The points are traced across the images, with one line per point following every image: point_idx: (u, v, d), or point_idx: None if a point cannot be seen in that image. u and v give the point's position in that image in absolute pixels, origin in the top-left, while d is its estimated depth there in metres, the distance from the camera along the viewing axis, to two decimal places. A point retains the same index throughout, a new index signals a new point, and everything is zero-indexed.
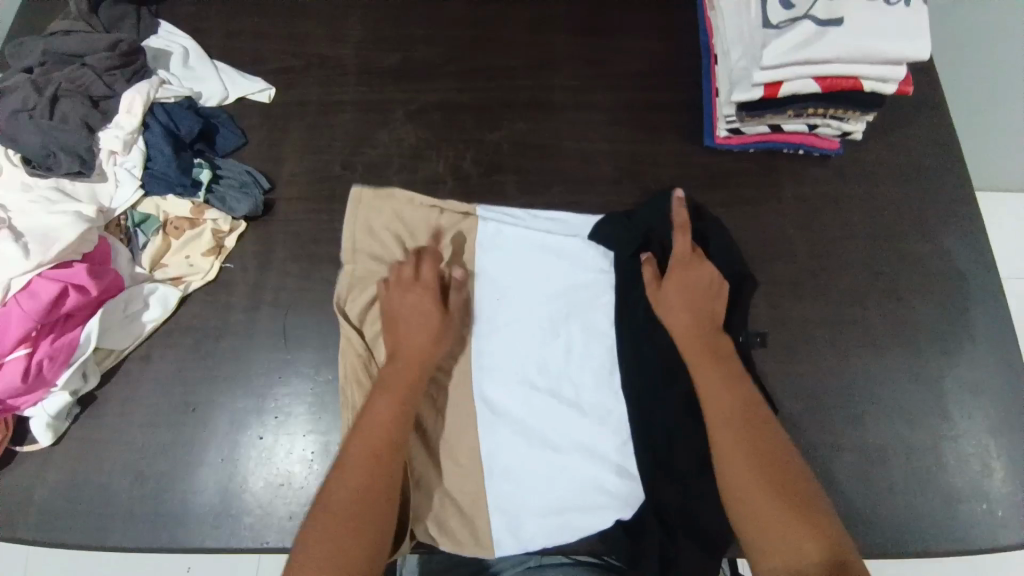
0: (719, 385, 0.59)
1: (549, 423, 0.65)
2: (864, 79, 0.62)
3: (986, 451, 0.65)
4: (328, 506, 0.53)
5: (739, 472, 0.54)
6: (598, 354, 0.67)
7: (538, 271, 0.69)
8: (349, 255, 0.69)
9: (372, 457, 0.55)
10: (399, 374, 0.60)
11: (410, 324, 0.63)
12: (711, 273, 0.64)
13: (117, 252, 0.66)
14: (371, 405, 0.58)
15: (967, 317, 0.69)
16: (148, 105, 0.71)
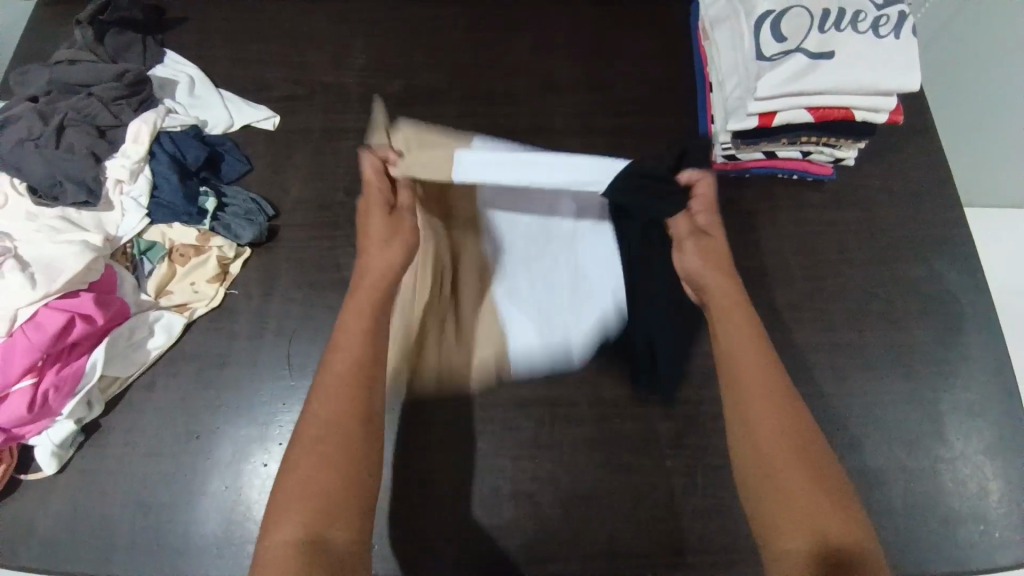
0: (748, 357, 0.56)
1: (554, 303, 0.71)
2: (855, 110, 0.64)
3: (983, 472, 0.65)
4: (300, 437, 0.51)
5: (760, 433, 0.52)
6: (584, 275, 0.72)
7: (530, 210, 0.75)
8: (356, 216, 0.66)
9: (345, 379, 0.53)
10: (365, 294, 0.59)
11: (371, 240, 0.62)
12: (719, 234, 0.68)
13: (123, 280, 0.67)
14: (340, 333, 0.56)
15: (961, 340, 0.70)
16: (154, 135, 0.72)
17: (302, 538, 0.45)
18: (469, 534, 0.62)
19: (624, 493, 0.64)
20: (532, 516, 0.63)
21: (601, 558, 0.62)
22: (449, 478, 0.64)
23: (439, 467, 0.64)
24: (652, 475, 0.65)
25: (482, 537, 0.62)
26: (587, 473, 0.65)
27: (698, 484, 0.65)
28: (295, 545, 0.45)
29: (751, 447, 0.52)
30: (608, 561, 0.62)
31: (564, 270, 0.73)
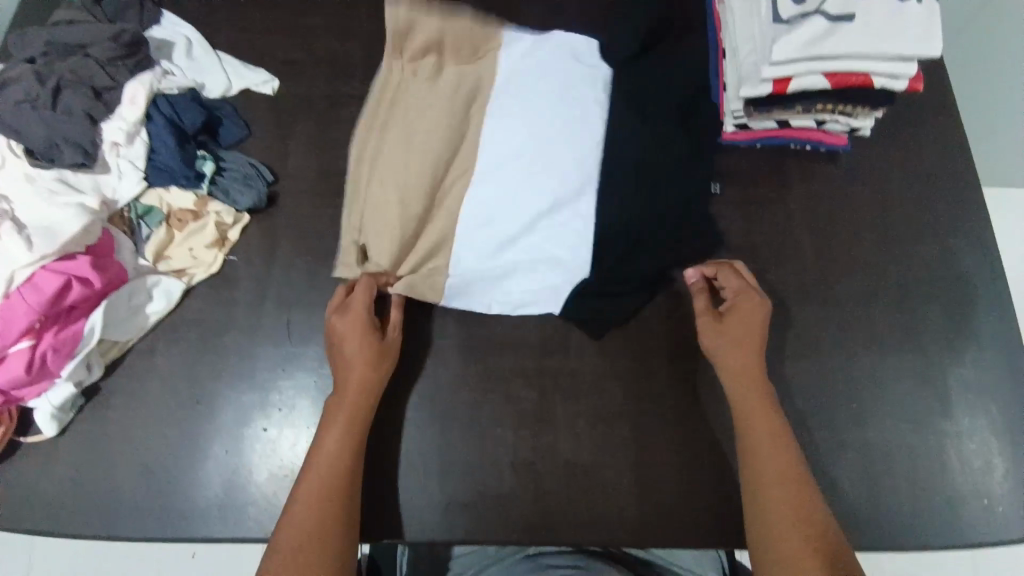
0: (754, 412, 0.60)
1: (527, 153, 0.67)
2: (875, 75, 0.61)
3: (989, 450, 0.65)
4: (288, 526, 0.54)
5: (763, 483, 0.57)
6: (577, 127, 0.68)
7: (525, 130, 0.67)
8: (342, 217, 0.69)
9: (323, 489, 0.56)
10: (344, 406, 0.60)
11: (346, 355, 0.61)
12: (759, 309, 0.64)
13: (120, 244, 0.66)
14: (321, 439, 0.58)
15: (971, 317, 0.69)
16: (152, 97, 0.70)
17: None
18: (468, 501, 0.63)
19: (626, 465, 0.64)
20: (530, 486, 0.63)
21: (601, 528, 0.62)
22: (447, 447, 0.64)
23: (438, 438, 0.64)
24: (652, 448, 0.65)
25: (478, 505, 0.63)
26: (586, 447, 0.64)
27: (698, 457, 0.64)
28: None
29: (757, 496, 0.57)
30: (606, 531, 0.62)
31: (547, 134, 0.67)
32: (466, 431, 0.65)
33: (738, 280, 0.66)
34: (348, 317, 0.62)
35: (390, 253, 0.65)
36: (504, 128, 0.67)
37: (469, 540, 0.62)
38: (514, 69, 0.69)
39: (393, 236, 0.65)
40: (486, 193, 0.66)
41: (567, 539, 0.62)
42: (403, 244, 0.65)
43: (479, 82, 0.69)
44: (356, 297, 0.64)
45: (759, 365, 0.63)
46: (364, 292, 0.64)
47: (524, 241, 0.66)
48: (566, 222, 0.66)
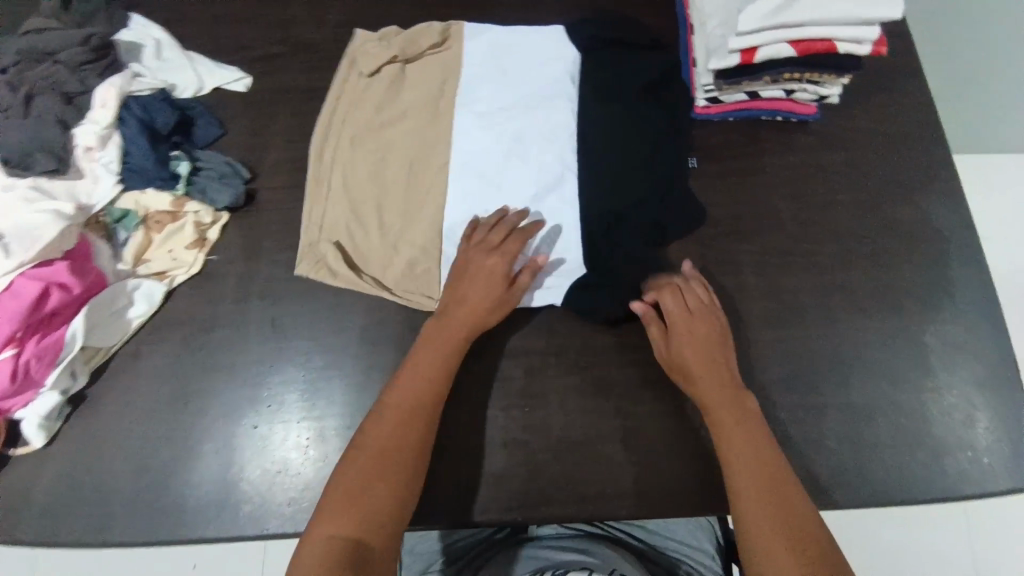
0: (734, 430, 0.59)
1: (497, 152, 0.71)
2: (839, 42, 0.62)
3: (970, 403, 0.66)
4: (364, 442, 0.58)
5: (749, 505, 0.56)
6: (542, 119, 0.72)
7: (489, 129, 0.72)
8: (315, 218, 0.70)
9: (409, 403, 0.60)
10: (449, 335, 0.63)
11: (474, 292, 0.64)
12: (707, 321, 0.64)
13: (98, 250, 0.66)
14: (417, 353, 0.62)
15: (947, 275, 0.70)
16: (122, 101, 0.70)
17: (348, 537, 0.54)
18: (464, 484, 0.63)
19: (618, 439, 0.65)
20: (525, 465, 0.64)
21: (597, 502, 0.63)
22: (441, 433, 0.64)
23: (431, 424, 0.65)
24: (642, 421, 0.65)
25: (474, 487, 0.63)
26: (577, 423, 0.65)
27: (688, 427, 0.65)
28: (340, 543, 0.53)
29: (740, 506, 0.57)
30: (603, 506, 0.63)
31: (513, 133, 0.71)
32: (457, 415, 0.65)
33: (677, 304, 0.64)
34: (491, 258, 0.65)
35: (376, 253, 0.69)
36: (473, 128, 0.72)
37: (466, 523, 0.62)
38: (474, 72, 0.74)
39: (379, 238, 0.69)
40: (465, 188, 0.70)
41: (564, 516, 0.63)
42: (388, 244, 0.69)
43: (443, 84, 0.74)
44: (494, 240, 0.66)
45: (729, 370, 0.63)
46: (514, 241, 0.66)
47: None
48: (546, 212, 0.70)
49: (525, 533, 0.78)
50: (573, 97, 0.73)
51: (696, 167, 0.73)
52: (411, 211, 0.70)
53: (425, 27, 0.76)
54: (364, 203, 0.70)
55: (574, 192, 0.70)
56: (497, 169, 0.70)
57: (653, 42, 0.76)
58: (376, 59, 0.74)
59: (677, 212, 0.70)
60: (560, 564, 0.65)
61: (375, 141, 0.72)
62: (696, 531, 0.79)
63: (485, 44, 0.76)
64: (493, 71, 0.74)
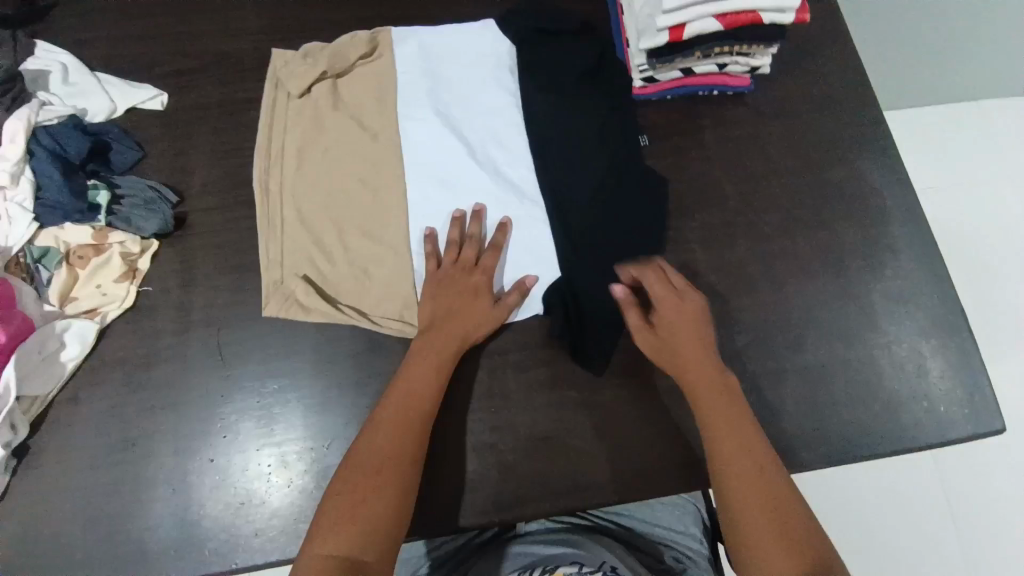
0: (720, 418, 0.59)
1: (453, 165, 0.70)
2: (763, 12, 0.62)
3: (921, 354, 0.68)
4: (358, 458, 0.56)
5: (735, 493, 0.56)
6: (489, 126, 0.72)
7: (440, 142, 0.70)
8: (269, 250, 0.67)
9: (402, 414, 0.58)
10: (442, 346, 0.62)
11: (456, 307, 0.64)
12: (688, 301, 0.65)
13: (22, 292, 0.62)
14: (411, 364, 0.61)
15: (889, 231, 0.72)
16: (31, 132, 0.66)
17: (341, 556, 0.51)
18: (436, 493, 0.62)
19: (586, 429, 0.65)
20: (496, 466, 0.63)
21: (572, 494, 0.63)
22: None
23: None
24: (608, 408, 0.65)
25: (446, 495, 0.62)
26: (544, 418, 0.65)
27: (654, 409, 0.66)
28: (333, 563, 0.51)
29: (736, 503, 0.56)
30: (577, 497, 0.63)
31: (466, 144, 0.70)
32: None
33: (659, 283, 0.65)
34: (472, 272, 0.65)
35: (344, 279, 0.67)
36: (426, 142, 0.70)
37: (441, 532, 0.61)
38: (408, 79, 0.73)
39: (345, 265, 0.67)
40: (423, 202, 0.69)
41: (539, 512, 0.62)
42: (355, 270, 0.67)
43: (380, 95, 0.72)
44: (469, 253, 0.66)
45: (712, 356, 0.63)
46: (489, 255, 0.66)
47: None
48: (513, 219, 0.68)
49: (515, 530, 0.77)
50: (516, 98, 0.73)
51: (648, 145, 0.73)
52: (375, 232, 0.68)
53: (350, 37, 0.74)
54: (322, 230, 0.68)
55: (535, 193, 0.70)
56: (457, 183, 0.69)
57: (584, 30, 0.75)
58: (305, 77, 0.72)
59: (637, 195, 0.69)
60: (551, 559, 0.65)
61: (318, 163, 0.70)
62: (681, 509, 0.81)
63: (419, 51, 0.74)
64: (429, 77, 0.73)
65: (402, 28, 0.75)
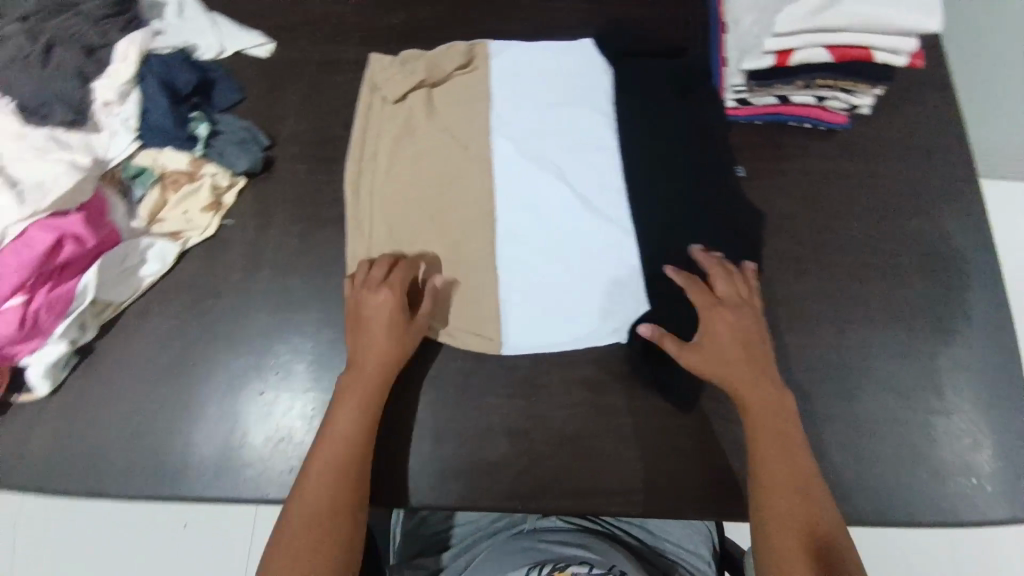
0: (773, 444, 0.60)
1: (548, 196, 0.70)
2: (875, 51, 0.61)
3: (977, 427, 0.65)
4: (298, 504, 0.57)
5: (774, 519, 0.57)
6: (583, 158, 0.72)
7: (533, 170, 0.71)
8: (357, 245, 0.68)
9: (335, 456, 0.58)
10: (358, 380, 0.61)
11: (370, 332, 0.62)
12: (739, 313, 0.64)
13: (114, 204, 0.65)
14: (333, 411, 0.60)
15: (963, 295, 0.69)
16: (143, 58, 0.69)
17: None
18: (462, 468, 0.63)
19: (621, 435, 0.64)
20: (525, 454, 0.64)
21: (597, 496, 0.63)
22: (442, 417, 0.65)
23: (434, 409, 0.65)
24: (645, 418, 0.65)
25: (473, 472, 0.63)
26: (581, 416, 0.65)
27: (691, 429, 0.65)
28: None
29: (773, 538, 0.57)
30: (602, 500, 0.63)
31: (560, 177, 0.71)
32: (461, 398, 0.65)
33: (705, 294, 0.64)
34: (384, 293, 0.63)
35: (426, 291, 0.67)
36: (520, 168, 0.71)
37: (462, 507, 0.62)
38: (502, 95, 0.74)
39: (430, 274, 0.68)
40: (513, 227, 0.69)
41: (559, 507, 0.63)
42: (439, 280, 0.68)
43: (476, 104, 0.73)
44: (393, 279, 0.64)
45: (770, 376, 0.62)
46: (400, 276, 0.65)
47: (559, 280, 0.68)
48: (601, 253, 0.69)
49: (518, 529, 0.78)
50: (611, 129, 0.73)
51: (745, 176, 0.72)
52: (463, 245, 0.69)
53: (448, 48, 0.76)
54: (409, 236, 0.69)
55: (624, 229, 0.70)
56: (547, 213, 0.70)
57: (681, 60, 0.75)
58: (402, 84, 0.73)
59: (721, 231, 0.69)
60: (560, 555, 0.67)
61: (412, 165, 0.71)
62: (694, 533, 0.79)
63: (512, 68, 0.75)
64: (524, 99, 0.74)
65: (500, 42, 0.77)
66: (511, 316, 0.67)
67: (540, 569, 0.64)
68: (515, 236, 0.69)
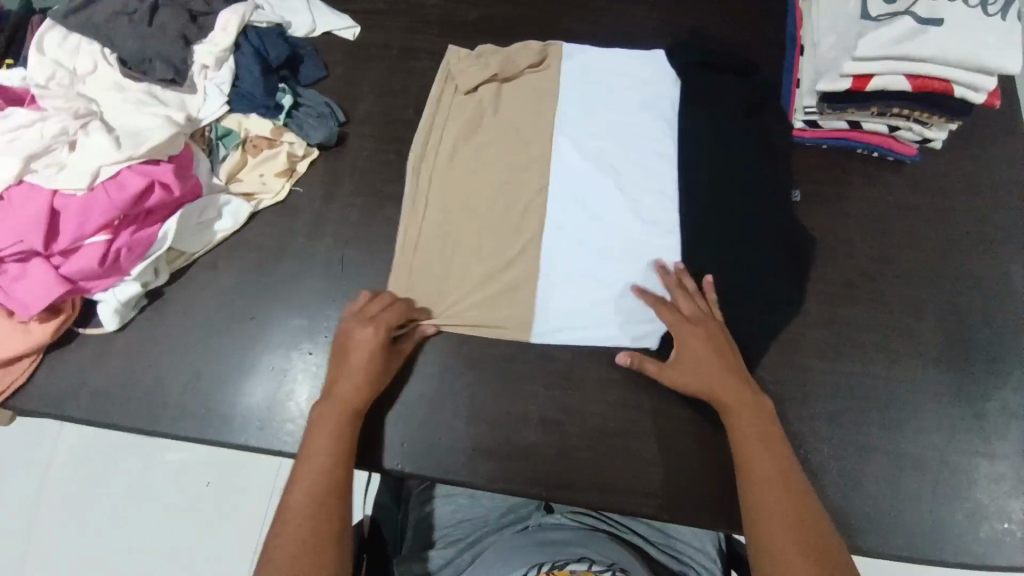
0: (752, 438, 0.59)
1: (603, 197, 0.71)
2: (956, 84, 0.61)
3: (1022, 477, 0.64)
4: (285, 527, 0.56)
5: (766, 513, 0.56)
6: (643, 164, 0.72)
7: (590, 171, 0.72)
8: (412, 226, 0.70)
9: (321, 474, 0.58)
10: (337, 412, 0.61)
11: (354, 367, 0.62)
12: (708, 323, 0.64)
13: (199, 161, 0.69)
14: (311, 442, 0.59)
15: (1021, 342, 0.67)
16: (242, 28, 0.73)
17: None
18: (492, 449, 0.64)
19: (653, 439, 0.65)
20: (557, 444, 0.64)
21: (622, 495, 0.63)
22: (481, 397, 0.66)
23: (475, 390, 0.66)
24: (678, 424, 0.65)
25: (505, 455, 0.64)
26: (616, 413, 0.65)
27: (724, 440, 0.64)
28: None
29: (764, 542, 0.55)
30: (628, 500, 0.63)
31: (615, 181, 0.72)
32: (501, 382, 0.66)
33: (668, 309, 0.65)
34: (368, 328, 0.63)
35: (469, 277, 0.69)
36: (576, 168, 0.72)
37: (490, 488, 0.64)
38: (570, 97, 0.76)
39: (477, 262, 0.69)
40: (562, 225, 0.70)
41: (584, 501, 0.63)
42: (485, 270, 0.69)
43: (543, 104, 0.75)
44: (383, 317, 0.64)
45: (741, 372, 0.63)
46: (391, 312, 0.65)
47: (601, 283, 0.68)
48: (647, 260, 0.69)
49: (521, 523, 0.77)
50: (673, 139, 0.73)
51: (801, 201, 0.72)
52: (511, 238, 0.70)
53: (524, 45, 0.77)
54: (461, 223, 0.71)
55: (673, 237, 0.70)
56: (598, 215, 0.71)
57: (754, 78, 0.76)
58: (475, 76, 0.75)
59: (778, 248, 0.69)
60: (561, 553, 0.65)
61: (475, 154, 0.73)
62: (703, 542, 0.77)
63: (582, 71, 0.77)
64: (589, 102, 0.75)
65: (573, 46, 0.79)
66: (552, 309, 0.68)
67: (538, 567, 0.62)
68: (562, 235, 0.70)
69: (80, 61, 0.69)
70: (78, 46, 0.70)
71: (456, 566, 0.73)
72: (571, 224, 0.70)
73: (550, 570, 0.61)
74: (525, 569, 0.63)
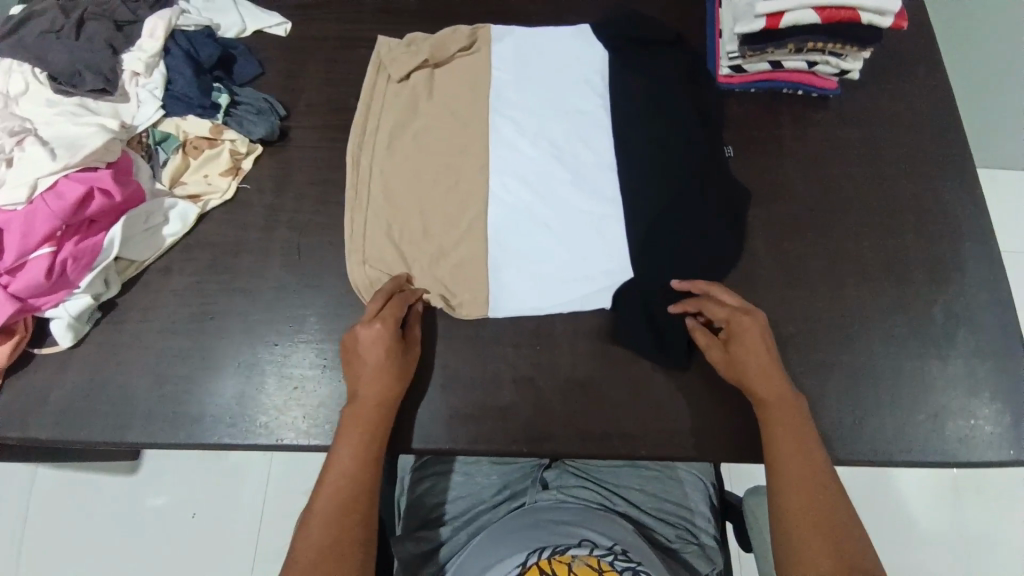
0: (794, 447, 0.60)
1: (543, 166, 0.73)
2: (861, 11, 0.66)
3: (975, 374, 0.67)
4: (306, 542, 0.55)
5: (794, 514, 0.57)
6: (578, 131, 0.75)
7: (529, 144, 0.74)
8: (358, 214, 0.71)
9: (347, 488, 0.58)
10: (365, 420, 0.60)
11: (367, 369, 0.61)
12: (755, 326, 0.63)
13: (138, 166, 0.68)
14: (338, 450, 0.59)
15: (958, 250, 0.71)
16: (170, 33, 0.73)
17: None
18: (470, 413, 0.65)
19: (625, 385, 0.66)
20: (532, 401, 0.66)
21: (602, 440, 0.65)
22: (451, 365, 0.67)
23: (446, 359, 0.67)
24: (647, 367, 0.67)
25: (482, 417, 0.65)
26: (586, 365, 0.67)
27: (693, 376, 0.66)
28: None
29: (779, 523, 0.58)
30: (608, 445, 0.64)
31: (552, 149, 0.74)
32: (471, 350, 0.67)
33: (716, 308, 0.65)
34: (372, 327, 0.62)
35: (423, 254, 0.70)
36: (513, 143, 0.74)
37: (472, 451, 0.64)
38: (503, 76, 0.77)
39: (425, 244, 0.70)
40: (508, 197, 0.72)
41: (565, 452, 0.64)
42: (434, 250, 0.70)
43: (477, 85, 0.77)
44: (383, 314, 0.63)
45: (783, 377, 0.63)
46: (390, 307, 0.63)
47: (550, 248, 0.70)
48: (592, 222, 0.71)
49: (512, 499, 0.76)
50: (605, 105, 0.76)
51: (733, 156, 0.74)
52: (457, 215, 0.71)
53: (452, 30, 0.79)
54: (406, 206, 0.71)
55: (617, 193, 0.72)
56: (540, 185, 0.72)
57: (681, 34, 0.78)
58: (407, 63, 0.76)
59: (721, 188, 0.71)
60: (560, 536, 0.65)
61: (416, 137, 0.74)
62: (693, 497, 0.80)
63: (512, 48, 0.79)
64: (525, 76, 0.77)
65: (501, 27, 0.80)
66: (504, 278, 0.69)
67: (539, 554, 0.61)
68: (506, 208, 0.71)
69: (13, 82, 0.68)
70: (10, 69, 0.68)
71: (454, 545, 0.73)
72: (514, 193, 0.72)
73: (552, 557, 0.60)
74: (525, 555, 0.62)
